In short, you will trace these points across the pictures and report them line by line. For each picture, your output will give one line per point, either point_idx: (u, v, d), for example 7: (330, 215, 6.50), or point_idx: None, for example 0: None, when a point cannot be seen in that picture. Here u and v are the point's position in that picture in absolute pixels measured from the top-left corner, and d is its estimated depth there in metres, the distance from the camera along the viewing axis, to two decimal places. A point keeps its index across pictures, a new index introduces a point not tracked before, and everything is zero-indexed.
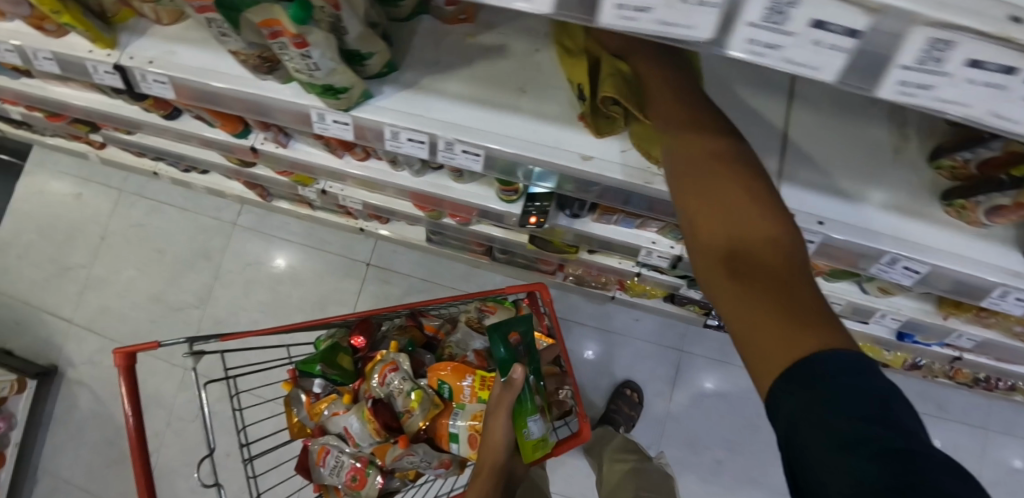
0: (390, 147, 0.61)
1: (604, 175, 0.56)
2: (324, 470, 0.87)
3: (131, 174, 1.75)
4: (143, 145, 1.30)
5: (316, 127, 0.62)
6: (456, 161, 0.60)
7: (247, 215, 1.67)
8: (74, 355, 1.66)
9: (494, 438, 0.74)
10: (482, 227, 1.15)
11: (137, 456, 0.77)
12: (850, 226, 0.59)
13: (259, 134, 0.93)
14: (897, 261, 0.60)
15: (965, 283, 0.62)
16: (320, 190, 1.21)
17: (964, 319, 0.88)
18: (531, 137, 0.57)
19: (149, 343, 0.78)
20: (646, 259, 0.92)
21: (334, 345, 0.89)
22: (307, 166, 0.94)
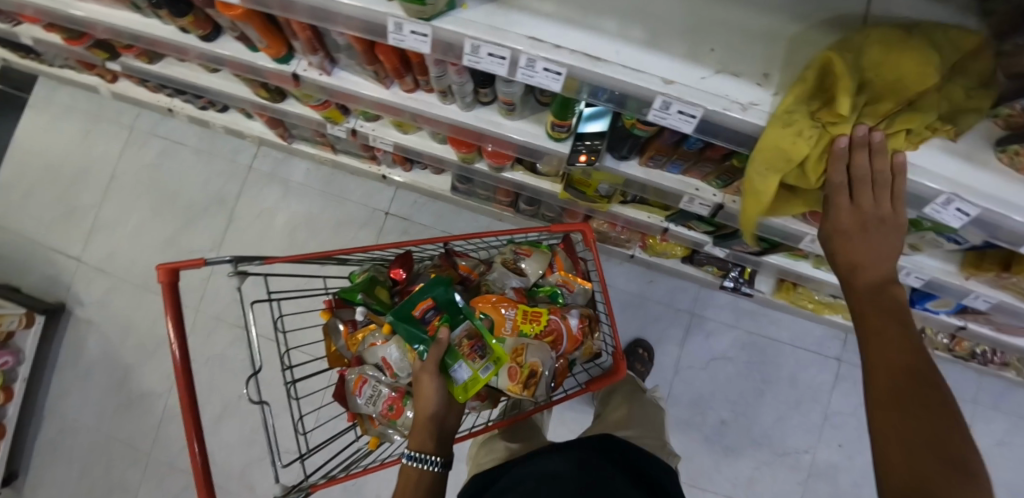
0: (469, 62, 0.60)
1: (684, 99, 0.56)
2: (359, 399, 0.88)
3: (142, 111, 1.70)
4: (166, 75, 1.26)
5: (392, 38, 0.61)
6: (535, 80, 0.60)
7: (264, 159, 1.63)
8: (83, 294, 1.64)
9: (422, 391, 0.74)
10: (515, 175, 1.15)
11: (182, 372, 0.78)
12: (909, 165, 0.61)
13: (302, 60, 0.91)
14: (951, 202, 0.62)
15: (1009, 231, 0.64)
16: (349, 130, 1.19)
17: (982, 281, 0.92)
18: (613, 58, 0.57)
19: (194, 259, 0.78)
20: (687, 206, 0.93)
21: (372, 278, 0.89)
22: (351, 95, 0.93)
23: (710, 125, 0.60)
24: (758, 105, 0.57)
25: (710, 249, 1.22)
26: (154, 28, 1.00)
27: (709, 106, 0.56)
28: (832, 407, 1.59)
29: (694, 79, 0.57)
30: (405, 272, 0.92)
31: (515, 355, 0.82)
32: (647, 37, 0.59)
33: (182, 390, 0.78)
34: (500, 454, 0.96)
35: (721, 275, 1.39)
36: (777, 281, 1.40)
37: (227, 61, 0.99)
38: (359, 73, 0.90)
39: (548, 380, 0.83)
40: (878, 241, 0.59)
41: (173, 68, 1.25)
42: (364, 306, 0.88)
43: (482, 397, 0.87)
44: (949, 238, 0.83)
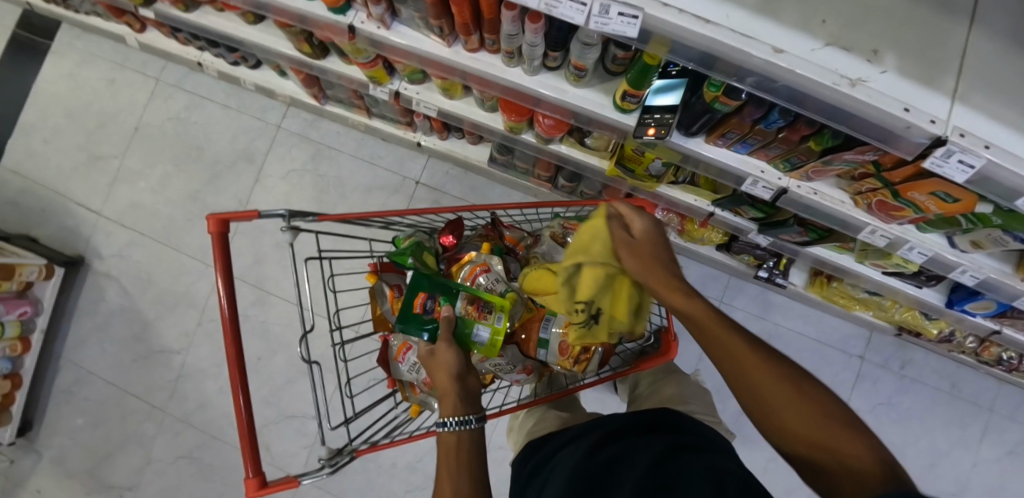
0: (545, 6, 0.56)
1: (794, 70, 0.53)
2: (402, 367, 0.86)
3: (168, 62, 1.65)
4: (202, 25, 1.21)
5: None
6: (608, 28, 0.55)
7: (293, 120, 1.59)
8: (102, 247, 1.61)
9: (437, 362, 0.68)
10: (562, 148, 1.13)
11: (230, 325, 0.76)
12: (1013, 156, 0.57)
13: (359, 12, 0.87)
14: None
15: None
16: (392, 92, 1.15)
17: None
18: (723, 23, 0.53)
19: (247, 211, 0.75)
20: (748, 190, 0.90)
21: (419, 243, 0.87)
22: (408, 52, 0.89)
23: (812, 101, 0.57)
24: (866, 82, 0.55)
25: (751, 237, 1.20)
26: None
27: (818, 78, 0.53)
28: (851, 405, 1.62)
29: (804, 50, 0.54)
30: (454, 240, 0.89)
31: (567, 331, 0.81)
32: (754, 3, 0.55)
33: (228, 345, 0.76)
34: (551, 423, 0.99)
35: (756, 265, 1.38)
36: (812, 273, 1.38)
37: (275, 9, 0.95)
38: (419, 28, 0.86)
39: (600, 357, 0.83)
40: (659, 253, 0.61)
41: (210, 18, 1.20)
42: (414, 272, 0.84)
43: (528, 371, 0.86)
44: (1017, 237, 0.81)
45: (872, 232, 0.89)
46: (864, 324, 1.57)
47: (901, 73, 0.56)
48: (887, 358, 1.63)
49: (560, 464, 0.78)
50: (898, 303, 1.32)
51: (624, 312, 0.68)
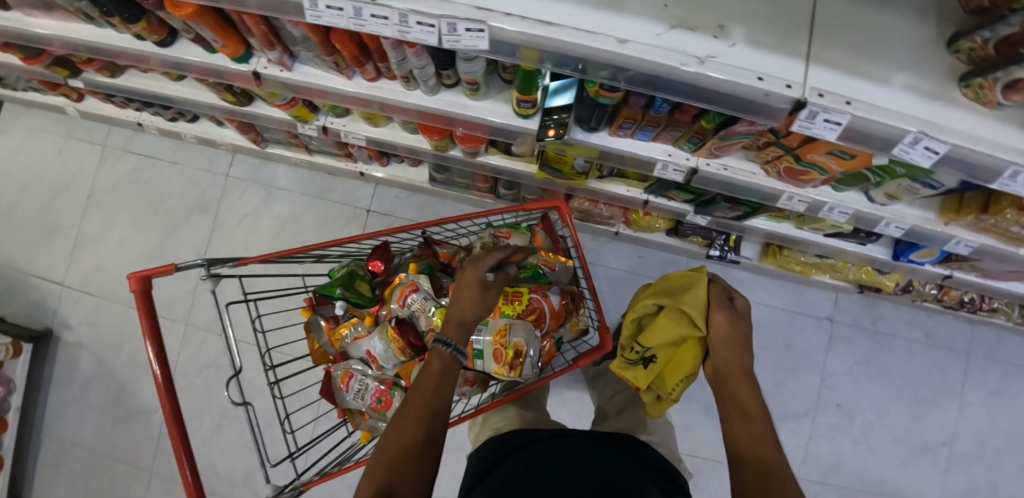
0: (399, 33, 0.59)
1: (641, 57, 0.55)
2: (347, 395, 0.86)
3: (113, 127, 1.68)
4: (129, 88, 1.23)
5: (354, 24, 0.60)
6: (462, 43, 0.58)
7: (241, 165, 1.62)
8: (69, 317, 1.62)
9: (468, 288, 0.72)
10: (491, 159, 1.15)
11: (163, 378, 0.77)
12: (874, 107, 0.58)
13: (261, 58, 0.90)
14: (920, 140, 0.58)
15: (975, 167, 0.63)
16: (320, 127, 1.17)
17: (963, 225, 0.93)
18: (566, 21, 0.56)
19: (165, 266, 0.77)
20: (661, 175, 0.93)
21: (351, 272, 0.89)
22: (315, 90, 0.92)
23: (672, 84, 0.59)
24: (715, 57, 0.57)
25: (693, 219, 1.21)
26: (109, 37, 0.98)
27: (666, 61, 0.55)
28: (829, 368, 1.61)
29: (650, 36, 0.57)
30: (383, 264, 0.91)
31: (497, 338, 0.81)
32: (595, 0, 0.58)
33: (164, 397, 0.77)
34: (512, 420, 1.00)
35: (706, 245, 1.40)
36: (765, 245, 1.40)
37: (187, 65, 0.98)
38: (321, 66, 0.88)
39: (534, 359, 0.81)
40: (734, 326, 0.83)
41: (136, 80, 1.23)
42: (344, 301, 0.87)
43: (471, 381, 0.88)
44: (926, 184, 0.82)
45: (789, 198, 0.91)
46: (829, 287, 1.58)
47: (751, 45, 0.59)
48: (855, 316, 1.63)
49: (527, 456, 0.79)
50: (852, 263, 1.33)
51: (676, 378, 0.90)
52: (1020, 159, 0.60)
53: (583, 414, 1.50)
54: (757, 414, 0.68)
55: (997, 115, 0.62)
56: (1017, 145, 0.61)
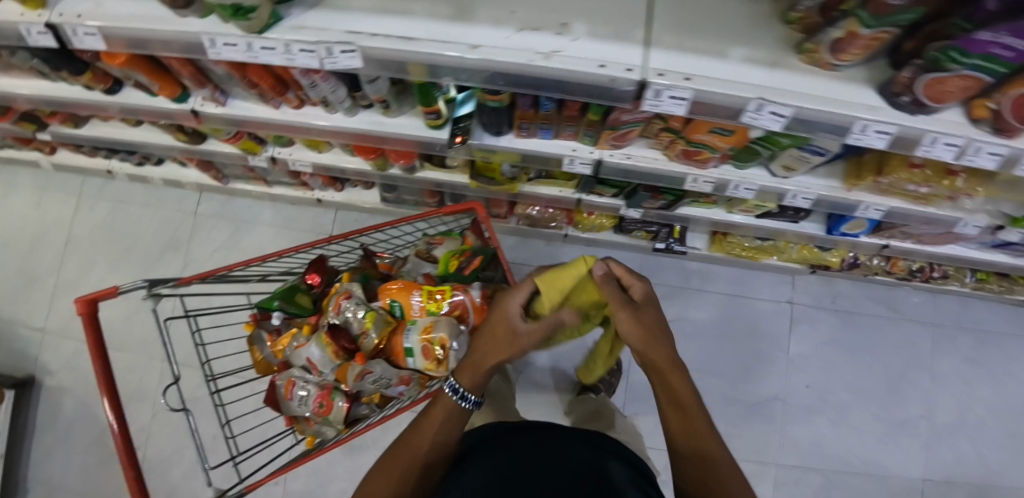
0: (288, 60, 0.74)
1: (490, 58, 0.67)
2: (293, 402, 0.95)
3: (89, 179, 1.78)
4: (91, 136, 1.32)
5: (250, 55, 0.75)
6: (339, 64, 0.72)
7: (208, 203, 1.71)
8: (51, 362, 1.68)
9: (499, 338, 0.78)
10: (429, 173, 1.23)
11: (107, 391, 0.82)
12: (712, 79, 0.69)
13: (197, 96, 1.03)
14: (763, 106, 0.70)
15: (828, 123, 0.73)
16: (269, 158, 1.26)
17: (867, 189, 1.00)
18: (419, 36, 0.69)
19: (104, 288, 0.84)
20: (571, 169, 1.00)
21: (290, 286, 0.97)
22: (248, 121, 1.04)
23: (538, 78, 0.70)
24: (561, 51, 0.69)
25: (628, 213, 1.27)
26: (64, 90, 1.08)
27: (513, 58, 0.67)
28: None
29: (499, 38, 0.69)
30: (319, 276, 0.98)
31: (424, 336, 0.86)
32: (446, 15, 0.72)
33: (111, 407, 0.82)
34: None
35: (652, 239, 1.46)
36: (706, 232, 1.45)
37: (137, 110, 1.09)
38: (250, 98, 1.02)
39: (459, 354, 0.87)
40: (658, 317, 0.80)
41: (98, 129, 1.32)
42: (283, 313, 0.95)
43: (406, 380, 0.91)
44: (814, 150, 0.88)
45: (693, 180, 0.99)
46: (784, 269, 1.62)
47: (594, 36, 0.71)
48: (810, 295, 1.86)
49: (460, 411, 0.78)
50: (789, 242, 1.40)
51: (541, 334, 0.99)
52: (866, 115, 0.72)
53: None
54: (699, 417, 0.72)
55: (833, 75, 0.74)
56: (865, 102, 0.73)
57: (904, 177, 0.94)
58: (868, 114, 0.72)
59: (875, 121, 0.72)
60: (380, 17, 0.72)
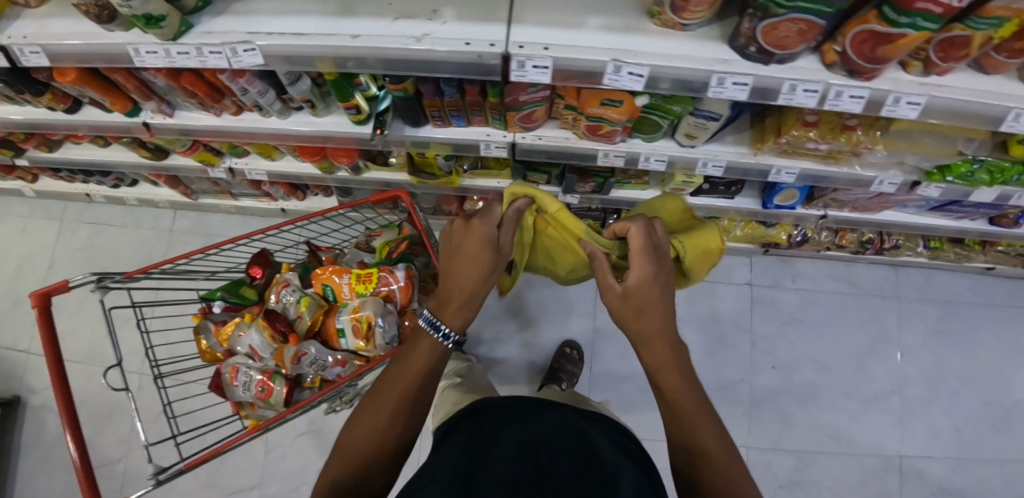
0: (235, 64, 0.68)
1: (589, 55, 0.66)
2: (237, 388, 0.94)
3: (20, 196, 1.41)
4: (72, 160, 1.05)
5: (232, 62, 0.68)
6: (245, 63, 0.68)
7: (184, 220, 1.38)
8: (21, 440, 1.37)
9: (699, 410, 0.51)
10: (483, 180, 1.19)
11: (56, 373, 0.79)
12: (850, 80, 0.70)
13: (148, 109, 0.89)
14: (900, 99, 0.72)
15: (969, 109, 0.74)
16: (228, 170, 1.12)
17: (1004, 162, 0.94)
18: (470, 41, 0.66)
19: (58, 285, 0.80)
20: (646, 167, 1.00)
21: (235, 282, 0.98)
22: (197, 133, 0.93)
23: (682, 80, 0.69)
24: (703, 59, 0.68)
25: None
26: (42, 114, 0.89)
27: (609, 55, 0.66)
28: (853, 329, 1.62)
29: (591, 39, 0.67)
30: (330, 271, 0.98)
31: (354, 316, 0.91)
32: (484, 14, 0.68)
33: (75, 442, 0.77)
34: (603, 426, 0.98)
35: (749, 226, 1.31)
36: (778, 222, 1.30)
37: (123, 129, 0.91)
38: (262, 112, 0.91)
39: (386, 330, 0.90)
40: None
41: (75, 150, 1.05)
42: (224, 302, 0.96)
43: (342, 361, 0.94)
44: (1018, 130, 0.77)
45: (777, 172, 0.99)
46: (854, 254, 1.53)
47: (703, 35, 0.70)
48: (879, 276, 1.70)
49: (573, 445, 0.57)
50: (854, 228, 1.32)
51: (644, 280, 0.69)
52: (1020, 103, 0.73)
53: (640, 424, 1.42)
54: None
55: (985, 60, 0.73)
56: (1013, 91, 0.74)
57: None
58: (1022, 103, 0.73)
59: None
60: (486, 24, 0.67)
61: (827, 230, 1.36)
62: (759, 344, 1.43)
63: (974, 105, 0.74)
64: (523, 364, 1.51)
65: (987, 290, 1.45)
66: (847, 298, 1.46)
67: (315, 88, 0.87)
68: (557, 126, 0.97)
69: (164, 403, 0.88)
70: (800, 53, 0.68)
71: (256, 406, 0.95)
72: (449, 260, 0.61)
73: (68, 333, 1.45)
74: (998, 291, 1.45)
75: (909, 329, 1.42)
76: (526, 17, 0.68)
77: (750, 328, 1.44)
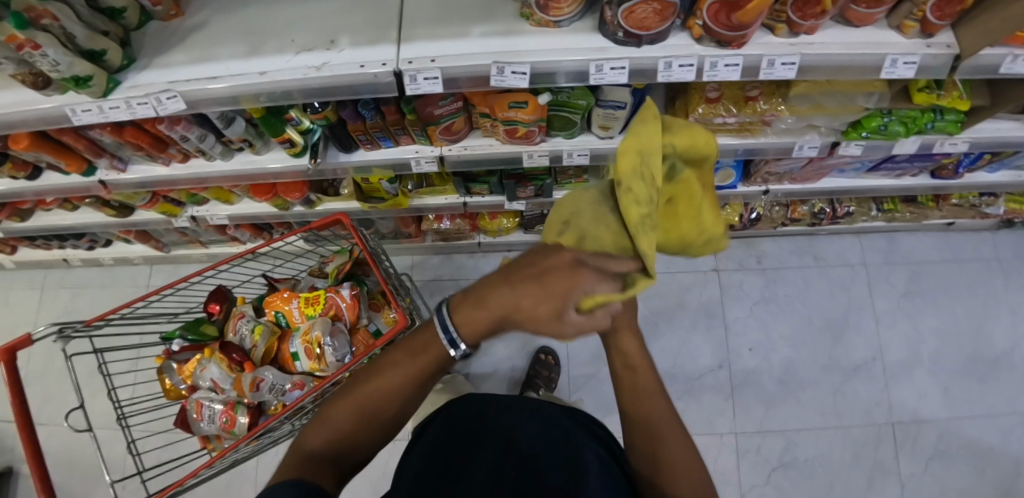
0: (162, 111, 0.75)
1: (472, 60, 0.73)
2: (202, 422, 0.97)
3: (1, 268, 1.48)
4: (44, 225, 1.14)
5: (159, 110, 0.75)
6: (170, 110, 0.75)
7: (160, 274, 1.45)
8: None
9: (669, 422, 0.54)
10: (431, 198, 1.25)
11: (23, 423, 0.83)
12: (719, 50, 0.75)
13: (102, 167, 0.98)
14: (774, 62, 0.77)
15: (843, 63, 0.79)
16: (189, 218, 1.19)
17: (910, 112, 0.98)
18: (363, 63, 0.73)
19: (21, 339, 0.85)
20: (570, 161, 1.04)
21: (196, 321, 1.03)
22: (149, 183, 1.01)
23: (564, 71, 0.75)
24: (579, 49, 0.74)
25: None
26: (6, 184, 0.98)
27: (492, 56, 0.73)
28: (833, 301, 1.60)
29: (474, 46, 0.74)
30: (282, 300, 1.02)
31: (306, 337, 0.96)
32: (378, 38, 0.76)
33: (42, 486, 0.81)
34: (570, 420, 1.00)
35: None
36: (726, 203, 1.32)
37: (81, 189, 1.00)
38: (206, 156, 0.98)
39: (337, 347, 0.94)
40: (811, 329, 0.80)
41: (48, 216, 1.15)
42: (183, 340, 1.01)
43: (299, 384, 0.95)
44: (903, 73, 0.80)
45: None
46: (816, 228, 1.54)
47: (578, 29, 0.76)
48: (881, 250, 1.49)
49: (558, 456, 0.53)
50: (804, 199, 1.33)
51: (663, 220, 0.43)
52: (889, 51, 0.78)
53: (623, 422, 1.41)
54: None
55: (849, 16, 0.78)
56: (886, 40, 0.79)
57: (940, 98, 0.94)
58: (891, 50, 0.77)
59: (901, 54, 0.77)
60: (379, 46, 0.75)
61: (777, 205, 1.38)
62: (732, 328, 1.41)
63: (849, 59, 0.78)
64: (501, 377, 1.51)
65: (951, 246, 1.45)
66: (815, 271, 1.46)
67: (250, 127, 0.94)
68: (480, 136, 1.03)
69: (128, 441, 0.92)
70: (667, 31, 0.74)
71: (221, 437, 0.99)
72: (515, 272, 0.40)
73: (55, 398, 1.49)
74: (963, 245, 1.45)
75: (881, 295, 1.42)
76: (414, 35, 0.75)
77: (722, 313, 1.43)
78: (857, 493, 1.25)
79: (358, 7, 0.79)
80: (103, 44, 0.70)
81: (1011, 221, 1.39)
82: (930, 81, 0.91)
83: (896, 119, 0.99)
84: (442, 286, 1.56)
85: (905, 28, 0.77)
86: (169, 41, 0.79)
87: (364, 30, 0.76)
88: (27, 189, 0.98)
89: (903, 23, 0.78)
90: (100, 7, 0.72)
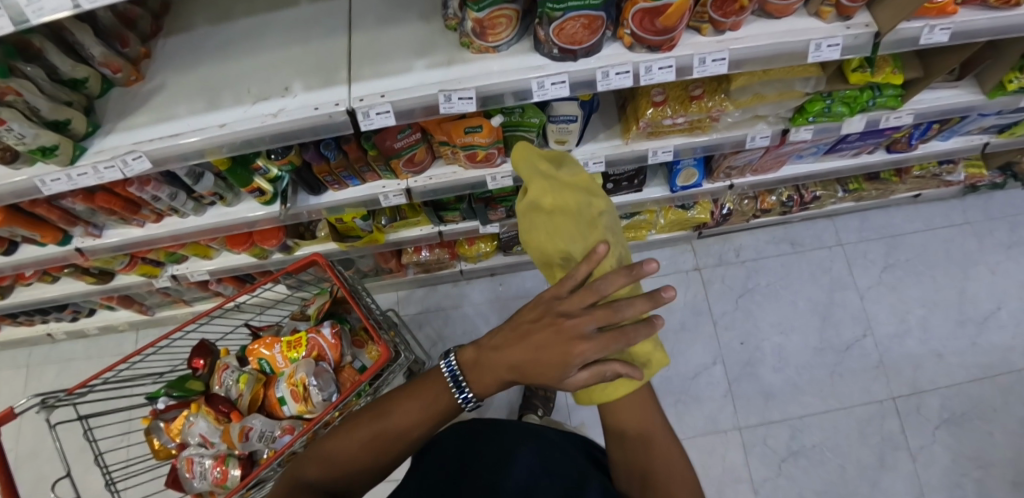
0: (128, 172, 0.78)
1: (419, 90, 0.77)
2: (194, 479, 0.95)
3: None
4: (25, 300, 1.15)
5: (126, 172, 0.78)
6: (136, 170, 0.78)
7: (147, 337, 1.45)
8: None
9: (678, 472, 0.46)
10: (406, 230, 1.27)
11: None
12: (651, 54, 0.80)
13: (78, 235, 1.00)
14: (705, 59, 0.81)
15: (770, 53, 0.84)
16: (169, 276, 1.21)
17: (848, 93, 1.02)
18: (317, 104, 0.77)
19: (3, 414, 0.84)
20: None
21: (182, 378, 1.02)
22: (125, 245, 1.03)
23: (508, 90, 0.79)
24: (518, 69, 0.79)
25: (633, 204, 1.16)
26: None
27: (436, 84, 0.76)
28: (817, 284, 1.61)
29: (419, 77, 0.78)
30: (267, 347, 1.03)
31: (291, 381, 0.95)
32: (329, 80, 0.80)
33: None
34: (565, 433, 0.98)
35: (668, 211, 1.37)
36: (695, 202, 1.35)
37: (59, 259, 1.02)
38: (179, 214, 1.01)
39: (323, 387, 0.94)
40: None
41: (29, 290, 1.16)
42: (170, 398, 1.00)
43: (289, 429, 0.94)
44: (830, 55, 0.84)
45: (654, 153, 1.07)
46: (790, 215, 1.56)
47: (517, 50, 0.81)
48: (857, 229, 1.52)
49: None
50: (770, 189, 1.36)
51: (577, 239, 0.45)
52: (811, 37, 0.82)
53: None
54: None
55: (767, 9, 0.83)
56: (809, 27, 0.83)
57: (873, 76, 0.98)
58: (813, 36, 0.82)
59: (823, 38, 0.82)
60: (331, 87, 0.79)
61: (746, 198, 1.40)
62: (721, 322, 1.41)
63: (775, 49, 0.83)
64: (499, 401, 1.49)
65: (923, 216, 1.48)
66: (793, 258, 1.47)
67: (219, 181, 0.97)
68: (443, 164, 1.07)
69: None
70: (599, 43, 0.78)
71: (215, 492, 0.96)
72: (526, 332, 0.41)
73: (45, 477, 1.45)
74: (935, 215, 1.48)
75: (862, 272, 1.43)
76: (362, 73, 0.80)
77: (709, 309, 1.43)
78: (869, 473, 1.23)
79: (308, 54, 0.84)
80: (66, 114, 0.73)
81: (974, 187, 1.43)
82: (861, 60, 0.95)
83: (838, 100, 1.03)
84: (429, 317, 1.56)
85: (823, 13, 0.82)
86: (131, 106, 0.83)
87: (315, 74, 0.81)
88: (5, 264, 1.00)
89: (820, 9, 0.83)
90: (63, 80, 0.76)
